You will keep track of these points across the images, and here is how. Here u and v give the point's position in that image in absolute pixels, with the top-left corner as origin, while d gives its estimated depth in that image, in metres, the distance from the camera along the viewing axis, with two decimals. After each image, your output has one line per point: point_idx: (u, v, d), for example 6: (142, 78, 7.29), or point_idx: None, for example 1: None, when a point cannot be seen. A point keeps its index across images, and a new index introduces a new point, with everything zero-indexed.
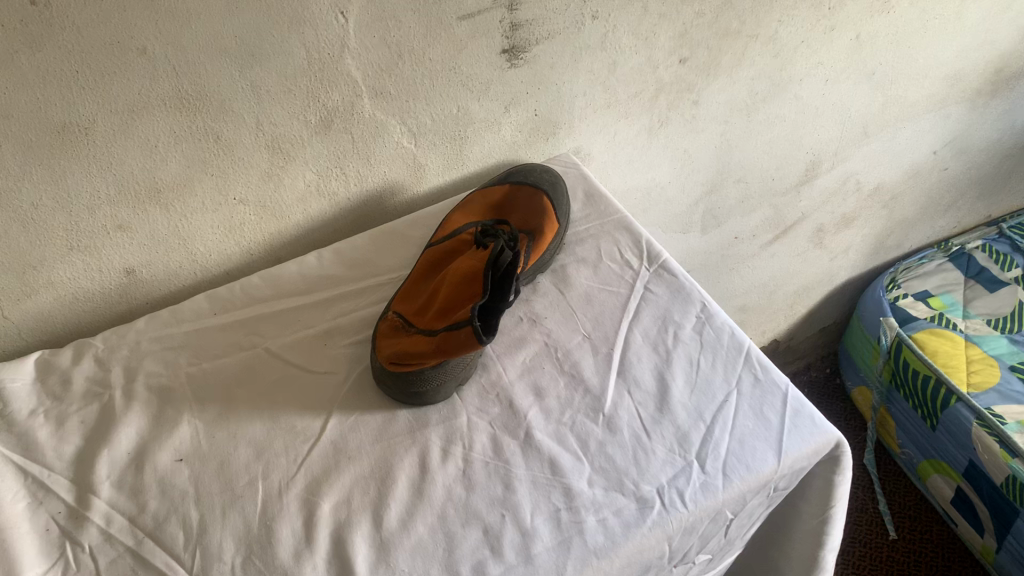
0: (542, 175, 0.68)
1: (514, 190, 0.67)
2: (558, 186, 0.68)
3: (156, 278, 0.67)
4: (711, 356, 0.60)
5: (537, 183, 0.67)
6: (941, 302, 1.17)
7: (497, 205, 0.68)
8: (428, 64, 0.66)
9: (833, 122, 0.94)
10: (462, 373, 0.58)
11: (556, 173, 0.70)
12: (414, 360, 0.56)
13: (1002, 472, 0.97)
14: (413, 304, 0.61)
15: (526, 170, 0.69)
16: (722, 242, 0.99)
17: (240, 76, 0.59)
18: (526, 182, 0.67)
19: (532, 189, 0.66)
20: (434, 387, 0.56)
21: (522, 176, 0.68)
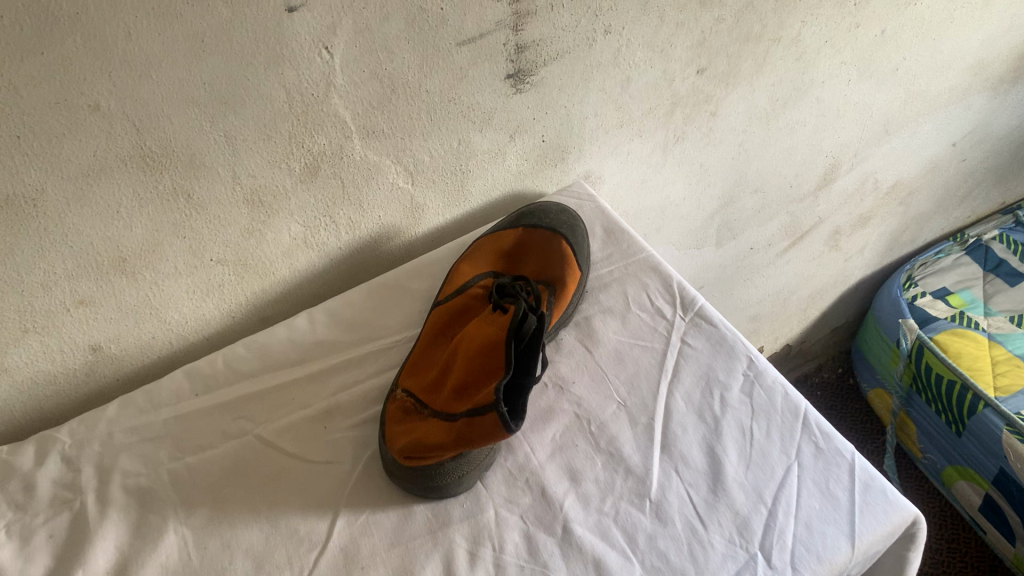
0: (558, 215, 0.61)
1: (529, 235, 0.60)
2: (577, 226, 0.61)
3: (126, 352, 0.59)
4: (764, 423, 0.53)
5: (555, 226, 0.59)
6: (961, 299, 1.11)
7: (509, 251, 0.60)
8: (424, 96, 0.58)
9: (854, 122, 0.87)
10: (486, 459, 0.51)
11: (573, 211, 0.62)
12: (431, 452, 0.49)
13: None
14: (423, 378, 0.54)
15: (540, 210, 0.61)
16: (738, 254, 0.92)
17: (211, 126, 0.51)
18: (542, 224, 0.60)
19: (549, 233, 0.59)
20: (455, 480, 0.49)
21: (537, 218, 0.60)
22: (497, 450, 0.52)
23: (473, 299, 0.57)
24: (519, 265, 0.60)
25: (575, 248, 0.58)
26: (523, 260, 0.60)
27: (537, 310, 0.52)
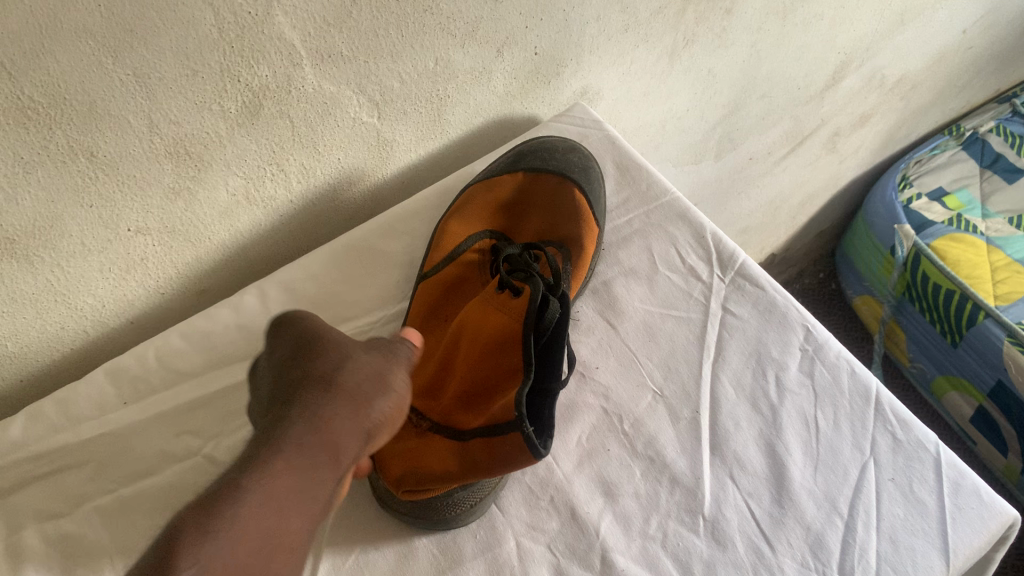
0: (566, 155, 0.51)
1: (532, 180, 0.51)
2: (592, 165, 0.52)
3: (28, 350, 0.46)
4: (830, 410, 0.44)
5: (564, 169, 0.50)
6: (958, 200, 1.04)
7: (508, 203, 0.51)
8: (393, 7, 0.44)
9: (873, 13, 0.75)
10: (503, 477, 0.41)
11: (587, 151, 0.53)
12: (435, 482, 0.39)
13: None
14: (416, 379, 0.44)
15: (541, 147, 0.52)
16: (735, 165, 0.82)
17: (113, 63, 0.37)
18: (548, 168, 0.51)
19: (557, 180, 0.50)
20: (466, 509, 0.39)
21: (540, 159, 0.51)
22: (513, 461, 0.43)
23: (467, 270, 0.48)
24: (523, 217, 0.52)
25: (590, 198, 0.50)
26: (527, 210, 0.52)
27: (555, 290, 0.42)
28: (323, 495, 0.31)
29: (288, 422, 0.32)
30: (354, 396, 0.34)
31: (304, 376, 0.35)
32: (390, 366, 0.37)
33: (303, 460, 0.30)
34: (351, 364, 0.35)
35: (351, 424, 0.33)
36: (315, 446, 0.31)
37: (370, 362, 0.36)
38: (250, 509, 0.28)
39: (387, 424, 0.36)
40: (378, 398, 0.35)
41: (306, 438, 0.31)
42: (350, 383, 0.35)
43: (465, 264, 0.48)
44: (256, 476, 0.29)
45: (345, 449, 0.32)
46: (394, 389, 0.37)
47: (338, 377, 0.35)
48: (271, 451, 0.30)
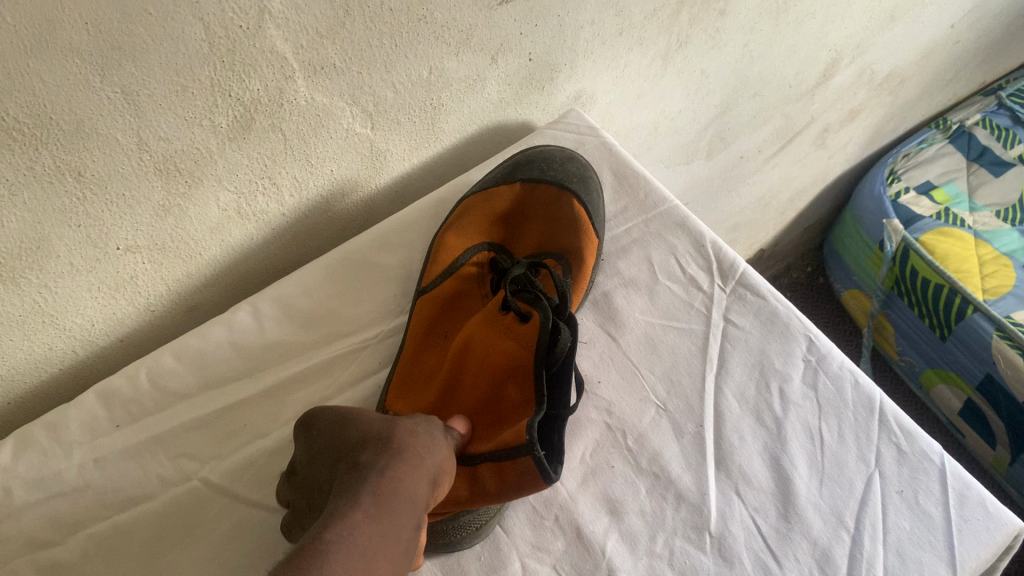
0: (565, 165, 0.51)
1: (530, 190, 0.51)
2: (591, 175, 0.52)
3: (16, 372, 0.45)
4: (834, 421, 0.44)
5: (563, 180, 0.50)
6: (946, 194, 1.04)
7: (505, 214, 0.51)
8: (386, 17, 0.43)
9: (864, 11, 0.74)
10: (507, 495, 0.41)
11: (583, 159, 0.53)
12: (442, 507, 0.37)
13: None
14: (418, 399, 0.43)
15: (541, 157, 0.51)
16: (726, 164, 0.82)
17: (101, 82, 0.36)
18: (545, 178, 0.51)
19: (557, 192, 0.50)
20: (472, 531, 0.39)
21: (538, 168, 0.51)
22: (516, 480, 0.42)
23: (464, 284, 0.49)
24: (522, 228, 0.52)
25: (590, 208, 0.49)
26: (525, 220, 0.52)
27: (562, 310, 0.42)
28: (407, 542, 0.28)
29: (354, 480, 0.30)
30: (409, 447, 0.32)
31: (352, 442, 0.33)
32: (429, 426, 0.35)
33: (381, 510, 0.28)
34: (392, 423, 0.33)
35: (415, 476, 0.31)
36: (389, 492, 0.29)
37: (411, 423, 0.34)
38: (345, 556, 0.25)
39: (443, 479, 0.34)
40: (429, 451, 0.33)
41: (377, 488, 0.29)
42: (400, 436, 0.33)
43: (463, 279, 0.49)
44: (341, 530, 0.26)
45: (416, 496, 0.30)
46: (441, 446, 0.35)
47: (385, 435, 0.33)
48: (349, 504, 0.28)
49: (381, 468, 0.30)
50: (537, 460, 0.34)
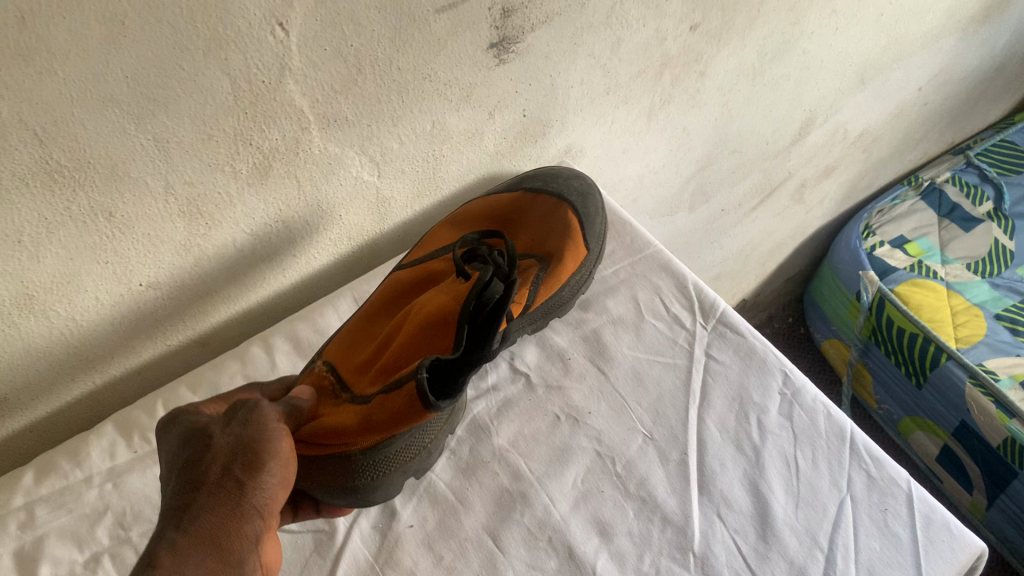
0: (569, 181, 0.56)
1: (528, 200, 0.54)
2: (591, 193, 0.56)
3: (38, 401, 0.48)
4: (808, 449, 0.47)
5: (563, 193, 0.54)
6: (919, 248, 1.09)
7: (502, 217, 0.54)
8: (395, 75, 0.48)
9: (834, 73, 0.80)
10: (410, 461, 0.41)
11: (588, 182, 0.57)
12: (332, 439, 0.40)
13: (999, 435, 0.89)
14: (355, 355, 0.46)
15: (547, 174, 0.56)
16: (709, 216, 0.86)
17: (137, 130, 0.40)
18: (546, 189, 0.55)
19: (555, 201, 0.54)
20: (368, 482, 0.39)
21: (541, 182, 0.55)
22: (428, 457, 0.43)
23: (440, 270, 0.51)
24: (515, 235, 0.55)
25: (583, 219, 0.54)
26: (519, 226, 0.55)
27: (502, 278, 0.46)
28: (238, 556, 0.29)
29: (160, 537, 0.28)
30: (233, 479, 0.31)
31: (175, 478, 0.31)
32: (262, 428, 0.34)
33: (201, 538, 0.28)
34: (212, 446, 0.32)
35: (233, 518, 0.30)
36: (196, 542, 0.28)
37: (236, 433, 0.33)
38: None
39: (286, 464, 0.34)
40: (260, 471, 0.32)
41: (186, 543, 0.28)
42: (222, 463, 0.31)
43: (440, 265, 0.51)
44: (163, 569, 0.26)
45: (235, 541, 0.29)
46: (279, 453, 0.34)
47: (203, 467, 0.31)
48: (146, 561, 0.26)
49: (192, 516, 0.29)
50: (421, 383, 0.38)
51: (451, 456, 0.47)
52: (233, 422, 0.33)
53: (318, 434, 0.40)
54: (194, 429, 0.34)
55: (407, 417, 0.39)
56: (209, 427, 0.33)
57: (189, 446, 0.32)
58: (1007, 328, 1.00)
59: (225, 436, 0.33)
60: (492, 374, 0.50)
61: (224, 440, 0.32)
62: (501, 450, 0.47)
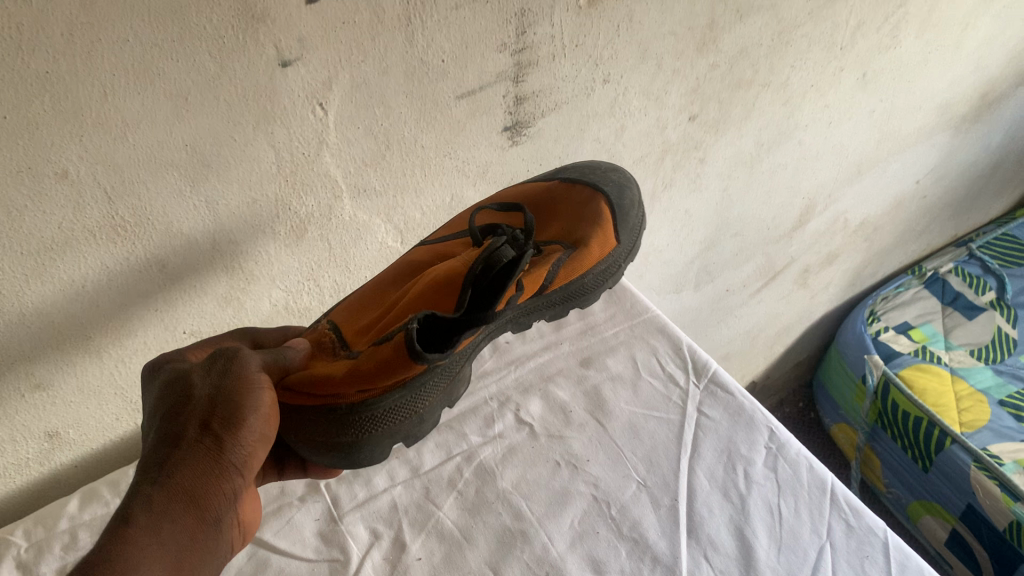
0: (607, 173, 0.56)
1: (565, 189, 0.55)
2: (628, 186, 0.56)
3: (86, 436, 0.53)
4: (792, 499, 0.50)
5: (597, 185, 0.54)
6: (923, 333, 1.12)
7: (537, 203, 0.55)
8: (419, 152, 0.54)
9: (831, 165, 0.86)
10: (400, 424, 0.41)
11: (626, 175, 0.58)
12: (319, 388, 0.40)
13: (1004, 518, 0.90)
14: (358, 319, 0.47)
15: (586, 168, 0.57)
16: (713, 296, 0.91)
17: (192, 192, 0.46)
18: (585, 181, 0.55)
19: (589, 192, 0.54)
20: (351, 441, 0.40)
21: (578, 174, 0.56)
22: (421, 424, 0.43)
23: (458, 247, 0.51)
24: (548, 222, 0.55)
25: (617, 213, 0.54)
26: (551, 215, 0.55)
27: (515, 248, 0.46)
28: (211, 511, 0.32)
29: (137, 492, 0.31)
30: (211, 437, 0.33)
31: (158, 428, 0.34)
32: (243, 381, 0.35)
33: (172, 500, 0.31)
34: (191, 398, 0.34)
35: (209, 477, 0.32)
36: (171, 503, 0.31)
37: (213, 384, 0.35)
38: (137, 554, 0.29)
39: (268, 417, 0.36)
40: (238, 428, 0.34)
41: (162, 499, 0.31)
42: (200, 420, 0.33)
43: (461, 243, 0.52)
44: (134, 534, 0.29)
45: (211, 500, 0.32)
46: (260, 406, 0.36)
47: (182, 422, 0.33)
48: (123, 520, 0.30)
49: (169, 472, 0.32)
50: (410, 332, 0.38)
51: (458, 496, 0.50)
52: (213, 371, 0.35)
53: (306, 383, 0.40)
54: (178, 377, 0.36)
55: (396, 367, 0.39)
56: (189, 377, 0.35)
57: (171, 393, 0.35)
58: (1011, 414, 1.02)
59: (205, 387, 0.35)
60: (498, 423, 0.54)
61: (203, 392, 0.34)
62: (505, 492, 0.50)
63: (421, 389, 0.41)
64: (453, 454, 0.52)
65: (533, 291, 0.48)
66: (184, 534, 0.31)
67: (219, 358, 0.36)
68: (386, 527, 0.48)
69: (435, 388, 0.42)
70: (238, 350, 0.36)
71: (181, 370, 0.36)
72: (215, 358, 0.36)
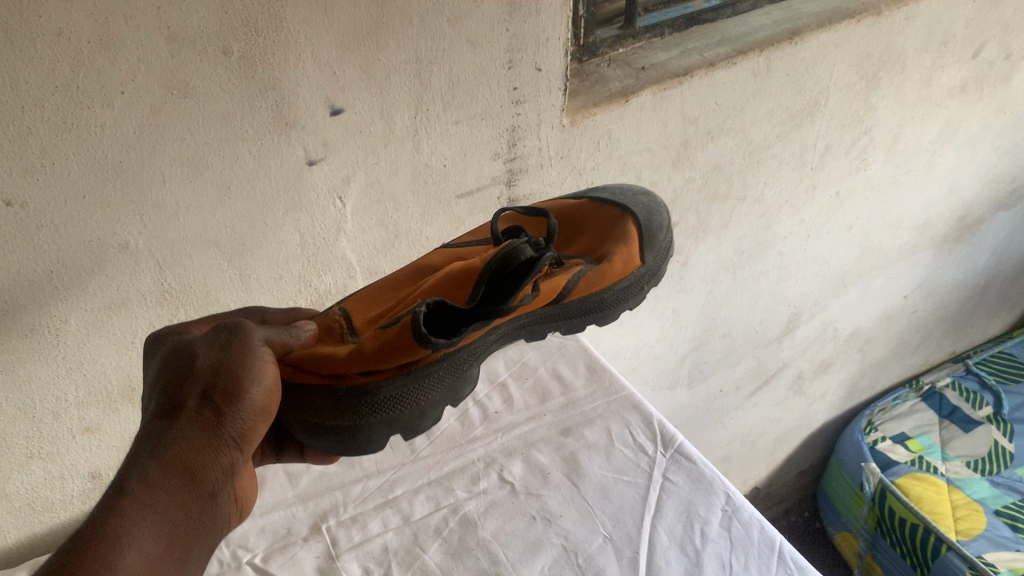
0: (639, 197, 0.59)
1: (596, 207, 0.59)
2: (659, 211, 0.59)
3: None
4: (743, 556, 0.55)
5: (627, 206, 0.58)
6: (920, 444, 1.16)
7: (569, 217, 0.59)
8: (424, 243, 0.63)
9: (814, 275, 0.93)
10: (398, 415, 0.47)
11: (660, 201, 0.60)
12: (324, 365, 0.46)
13: None
14: (371, 307, 0.52)
15: (621, 191, 0.60)
16: (707, 395, 0.97)
17: (229, 266, 0.55)
18: (618, 202, 0.58)
19: (619, 212, 0.57)
20: (348, 424, 0.45)
21: (610, 196, 0.59)
22: (420, 418, 0.48)
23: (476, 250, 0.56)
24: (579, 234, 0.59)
25: (644, 233, 0.57)
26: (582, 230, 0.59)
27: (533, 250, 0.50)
28: (203, 486, 0.37)
29: (135, 463, 0.35)
30: (211, 409, 0.38)
31: (163, 396, 0.39)
32: (245, 356, 0.41)
33: (164, 477, 0.35)
34: (195, 370, 0.39)
35: (207, 450, 0.37)
36: (168, 478, 0.35)
37: (215, 355, 0.40)
38: (135, 528, 0.33)
39: (270, 391, 0.41)
40: (238, 401, 0.39)
41: (158, 473, 0.35)
42: (202, 393, 0.38)
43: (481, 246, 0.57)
44: (130, 509, 0.33)
45: (206, 474, 0.37)
46: (261, 379, 0.41)
47: (185, 395, 0.38)
48: (116, 498, 0.33)
49: (166, 445, 0.36)
50: (416, 318, 0.43)
51: (443, 542, 0.56)
52: (218, 345, 0.41)
53: (311, 362, 0.46)
54: (184, 348, 0.41)
55: (398, 351, 0.45)
56: (193, 349, 0.40)
57: (178, 364, 0.40)
58: (1007, 524, 1.05)
59: (207, 358, 0.40)
60: (483, 481, 0.60)
61: (206, 364, 0.40)
62: (484, 540, 0.56)
63: (423, 381, 0.47)
64: (441, 506, 0.59)
65: (548, 296, 0.52)
66: (180, 505, 0.35)
67: (220, 332, 0.42)
68: (376, 566, 0.54)
69: (437, 385, 0.48)
70: (241, 325, 0.42)
71: (187, 342, 0.41)
72: (216, 333, 0.42)
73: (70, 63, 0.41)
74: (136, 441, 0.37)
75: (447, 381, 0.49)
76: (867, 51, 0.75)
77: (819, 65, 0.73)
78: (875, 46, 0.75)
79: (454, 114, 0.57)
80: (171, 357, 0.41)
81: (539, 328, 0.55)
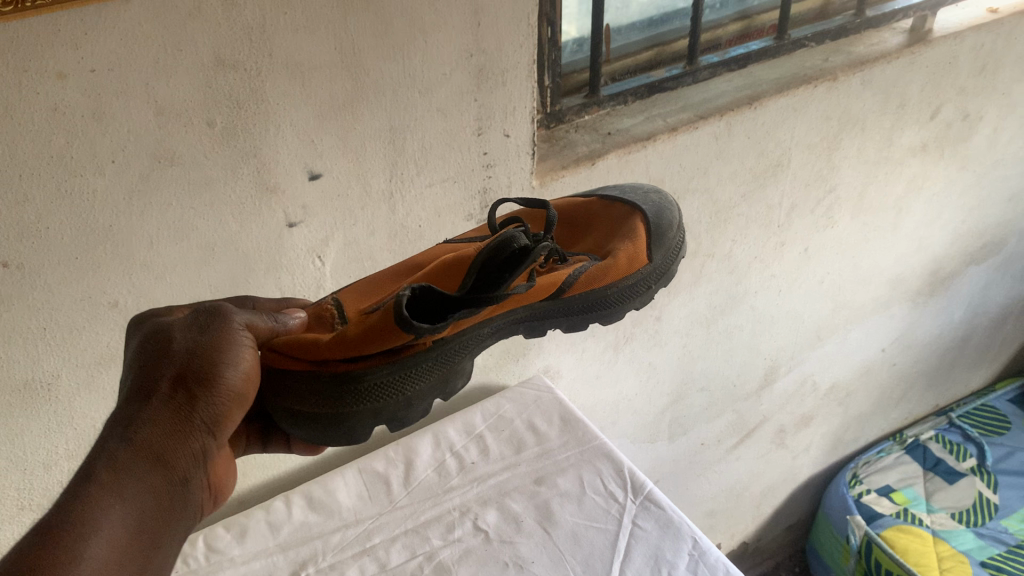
0: (650, 196, 0.62)
1: (606, 207, 0.61)
2: (670, 208, 0.61)
3: None
4: None
5: (637, 204, 0.60)
6: (904, 496, 1.18)
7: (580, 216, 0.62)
8: None
9: (789, 329, 0.96)
10: (381, 403, 0.49)
11: (671, 199, 0.63)
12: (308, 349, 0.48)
13: None
14: (365, 297, 0.54)
15: (634, 191, 0.63)
16: (688, 449, 0.99)
17: None
18: (627, 201, 0.61)
19: (629, 209, 0.60)
20: (330, 411, 0.48)
21: (619, 195, 0.62)
22: (407, 410, 0.51)
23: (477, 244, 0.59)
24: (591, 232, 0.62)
25: (651, 230, 0.59)
26: (593, 229, 0.62)
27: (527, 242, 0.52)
28: (172, 470, 0.39)
29: (106, 447, 0.38)
30: (184, 393, 0.41)
31: (139, 377, 0.41)
32: (222, 340, 0.43)
33: (133, 462, 0.37)
34: (170, 353, 0.42)
35: (177, 434, 0.40)
36: (136, 462, 0.37)
37: (191, 339, 0.43)
38: (102, 509, 0.35)
39: (248, 375, 0.44)
40: (211, 384, 0.41)
41: (127, 458, 0.37)
42: (175, 377, 0.41)
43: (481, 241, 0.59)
44: (96, 489, 0.35)
45: (176, 460, 0.39)
46: (239, 363, 0.43)
47: (158, 379, 0.41)
48: (85, 481, 0.35)
49: (137, 430, 0.38)
50: (398, 302, 0.45)
51: None
52: (196, 328, 0.43)
53: (294, 347, 0.48)
54: (163, 330, 0.44)
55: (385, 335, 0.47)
56: (171, 332, 0.43)
57: (155, 347, 0.42)
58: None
59: (184, 341, 0.42)
60: (458, 529, 0.63)
61: (182, 348, 0.42)
62: None
63: (409, 370, 0.50)
64: (417, 554, 0.61)
65: (546, 289, 0.55)
66: (150, 489, 0.37)
67: (198, 317, 0.44)
68: None
69: (420, 377, 0.50)
70: (220, 308, 0.44)
71: (167, 325, 0.44)
72: (194, 318, 0.44)
73: (65, 134, 0.45)
74: (109, 425, 0.39)
75: (437, 371, 0.51)
76: (825, 115, 0.79)
77: (780, 127, 0.77)
78: (832, 110, 0.79)
79: (427, 178, 0.61)
80: (149, 339, 0.43)
81: (537, 324, 0.58)
